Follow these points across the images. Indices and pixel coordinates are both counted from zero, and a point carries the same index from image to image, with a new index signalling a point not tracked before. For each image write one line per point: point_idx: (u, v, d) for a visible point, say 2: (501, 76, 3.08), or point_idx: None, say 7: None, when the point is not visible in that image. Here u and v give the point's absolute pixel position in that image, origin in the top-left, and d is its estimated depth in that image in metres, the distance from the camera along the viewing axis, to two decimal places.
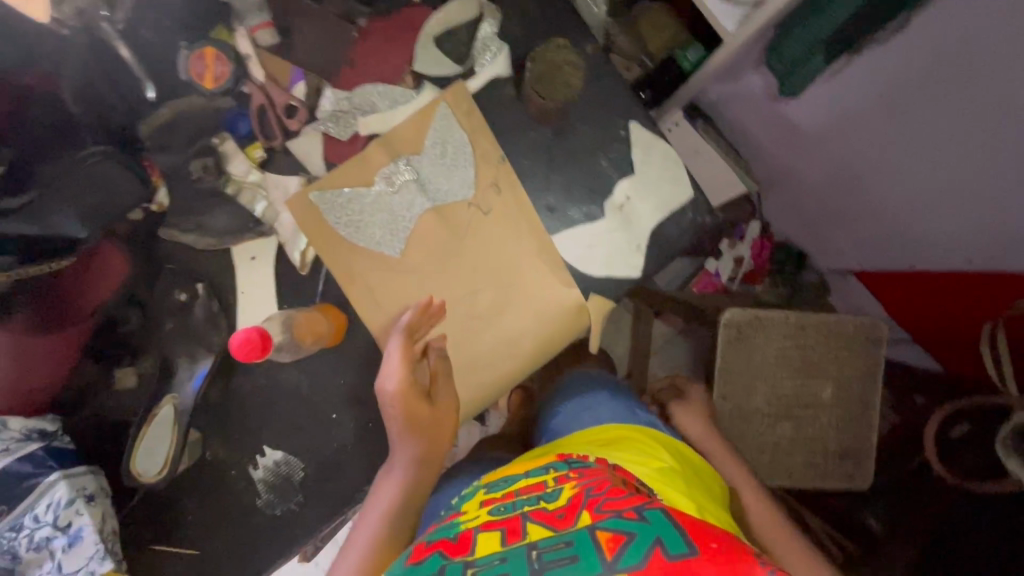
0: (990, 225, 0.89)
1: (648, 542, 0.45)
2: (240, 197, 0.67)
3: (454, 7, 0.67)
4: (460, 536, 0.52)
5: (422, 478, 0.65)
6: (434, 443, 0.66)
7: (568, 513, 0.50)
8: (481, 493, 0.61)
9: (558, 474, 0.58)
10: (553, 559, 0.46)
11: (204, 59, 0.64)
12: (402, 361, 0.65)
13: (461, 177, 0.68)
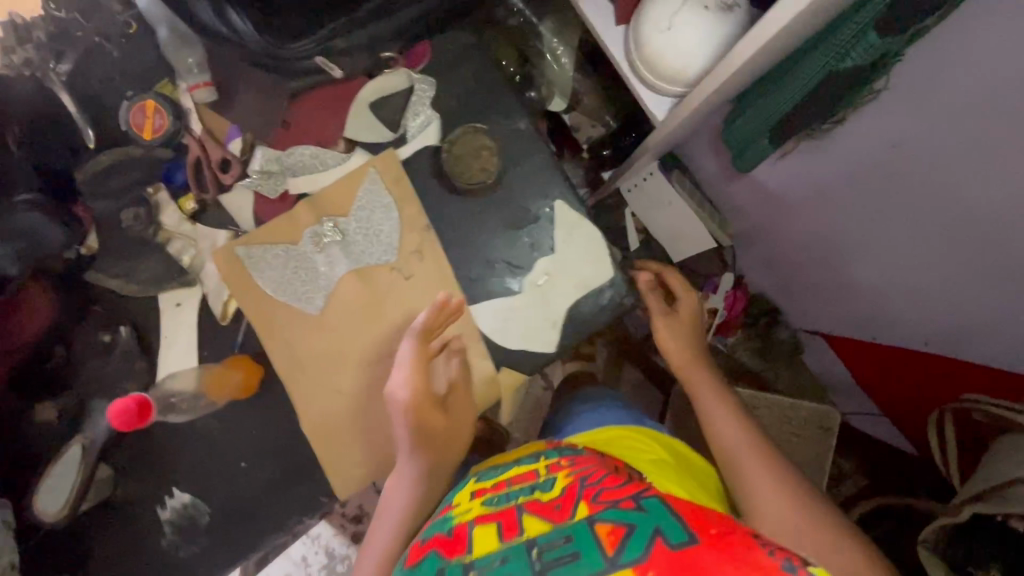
0: (951, 304, 0.88)
1: (648, 532, 0.43)
2: (169, 245, 0.69)
3: (387, 77, 0.69)
4: (458, 533, 0.53)
5: (432, 486, 0.66)
6: (446, 449, 0.67)
7: (564, 506, 0.51)
8: (473, 483, 0.65)
9: (550, 463, 0.61)
10: (554, 558, 0.44)
11: (144, 111, 0.67)
12: (416, 368, 0.66)
13: (384, 241, 0.70)
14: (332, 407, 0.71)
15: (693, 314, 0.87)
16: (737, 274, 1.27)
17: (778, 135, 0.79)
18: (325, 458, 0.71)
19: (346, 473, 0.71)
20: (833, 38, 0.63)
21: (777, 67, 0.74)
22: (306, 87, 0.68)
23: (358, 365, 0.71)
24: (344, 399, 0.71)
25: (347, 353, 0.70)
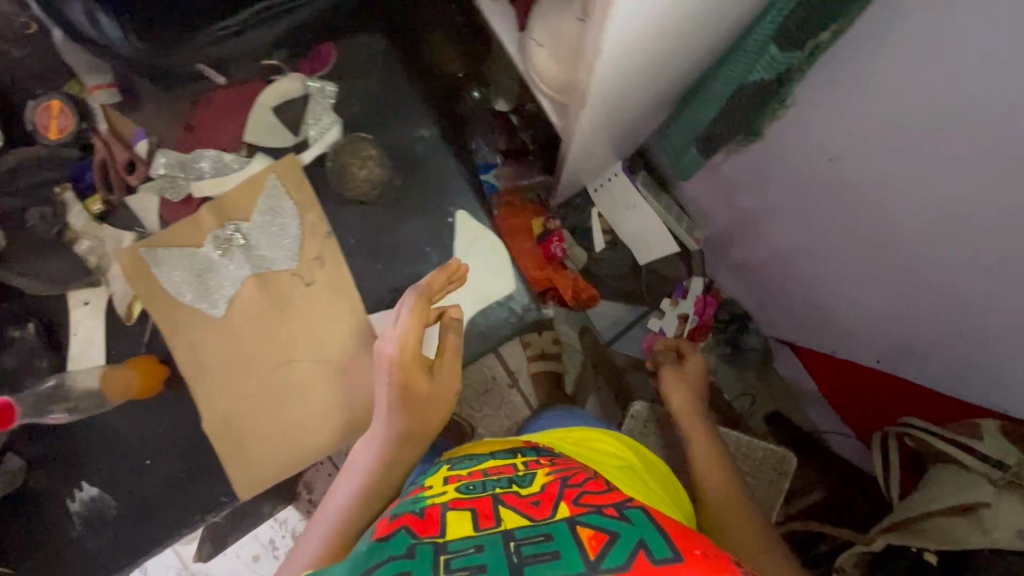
0: (910, 323, 0.83)
1: (632, 544, 0.41)
2: (77, 245, 0.70)
3: (287, 82, 0.69)
4: (426, 513, 0.49)
5: (400, 455, 0.64)
6: (424, 419, 0.64)
7: (542, 503, 0.49)
8: (445, 470, 0.62)
9: (528, 461, 0.60)
10: (533, 554, 0.41)
11: (48, 112, 0.68)
12: (410, 326, 0.61)
13: (286, 246, 0.69)
14: (235, 409, 0.71)
15: (697, 371, 0.96)
16: (708, 280, 1.29)
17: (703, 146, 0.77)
18: (228, 458, 0.72)
19: (249, 474, 0.72)
20: (736, 56, 0.60)
21: (698, 79, 0.72)
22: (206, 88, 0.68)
23: (261, 369, 0.71)
24: (247, 402, 0.71)
25: (251, 357, 0.71)
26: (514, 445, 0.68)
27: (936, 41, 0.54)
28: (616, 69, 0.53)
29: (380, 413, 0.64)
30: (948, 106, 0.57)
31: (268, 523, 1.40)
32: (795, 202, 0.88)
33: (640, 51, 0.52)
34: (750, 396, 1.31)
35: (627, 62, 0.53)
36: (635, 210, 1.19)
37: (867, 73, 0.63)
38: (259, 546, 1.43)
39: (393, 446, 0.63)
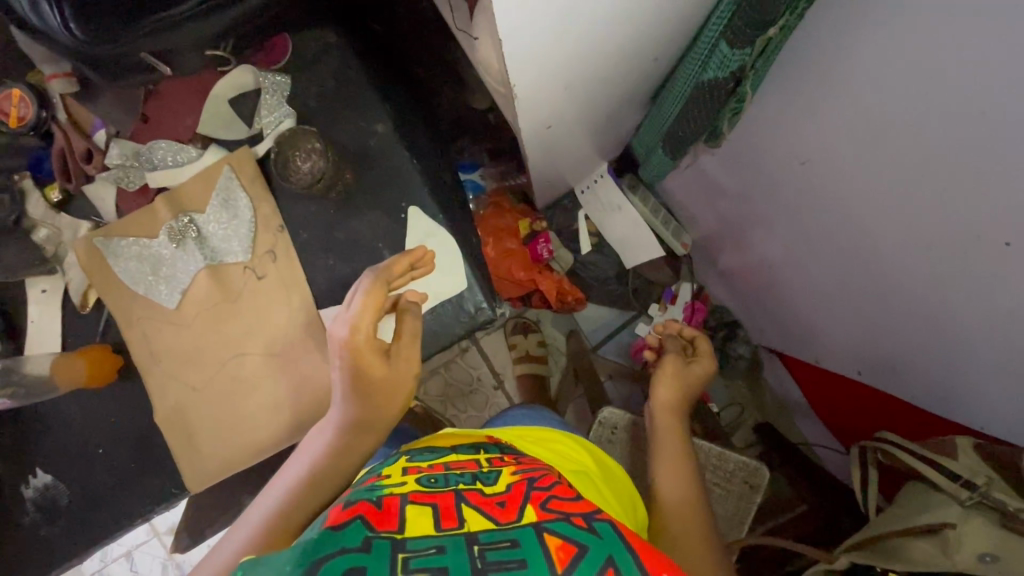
0: (886, 336, 0.81)
1: (600, 561, 0.41)
2: (35, 233, 0.71)
3: (241, 74, 0.69)
4: (384, 504, 0.47)
5: (350, 444, 0.58)
6: (380, 406, 0.58)
7: (508, 506, 0.48)
8: (404, 460, 0.59)
9: (492, 458, 0.60)
10: (501, 561, 0.41)
11: (9, 100, 0.69)
12: (364, 307, 0.57)
13: (240, 238, 0.69)
14: (185, 402, 0.71)
15: (702, 375, 0.84)
16: (697, 286, 1.27)
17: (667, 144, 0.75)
18: (178, 451, 0.72)
19: (199, 468, 0.72)
20: (696, 50, 0.60)
21: (663, 76, 0.71)
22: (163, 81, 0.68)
23: (211, 362, 0.71)
24: (198, 395, 0.71)
25: (202, 349, 0.71)
26: (476, 439, 0.66)
27: (892, 42, 0.52)
28: (557, 63, 0.52)
29: (336, 399, 0.59)
30: (909, 108, 0.55)
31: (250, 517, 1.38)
32: (770, 206, 0.86)
33: (580, 46, 0.51)
34: (737, 407, 1.29)
35: (569, 57, 0.52)
36: (620, 214, 1.14)
37: (829, 74, 0.61)
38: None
39: (342, 436, 0.58)
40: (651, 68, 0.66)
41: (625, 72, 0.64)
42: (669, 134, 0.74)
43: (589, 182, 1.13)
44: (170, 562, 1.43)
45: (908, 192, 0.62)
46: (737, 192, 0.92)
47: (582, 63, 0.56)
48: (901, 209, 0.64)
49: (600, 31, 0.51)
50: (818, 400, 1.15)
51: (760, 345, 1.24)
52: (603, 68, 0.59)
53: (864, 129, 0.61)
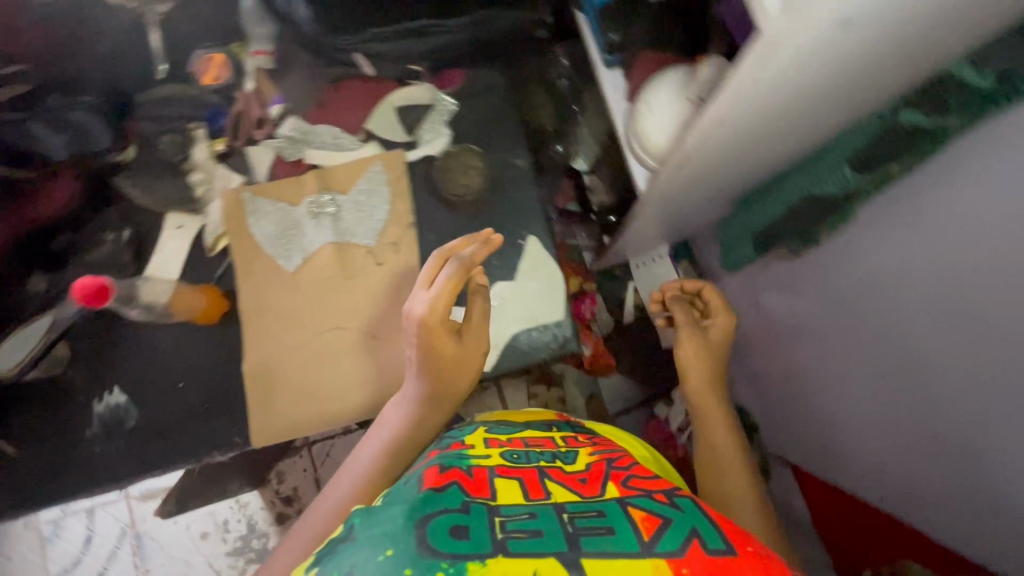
0: None
1: (685, 530, 0.43)
2: (190, 175, 0.78)
3: (417, 89, 0.78)
4: (474, 474, 0.53)
5: (425, 417, 0.65)
6: (452, 383, 0.65)
7: (589, 480, 0.53)
8: (483, 431, 0.66)
9: (566, 438, 0.66)
10: (589, 527, 0.43)
11: (211, 62, 0.79)
12: (442, 292, 0.63)
13: (372, 225, 0.76)
14: (275, 357, 0.76)
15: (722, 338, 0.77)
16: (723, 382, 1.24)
17: (760, 239, 0.84)
18: (254, 402, 0.75)
19: (268, 423, 0.75)
20: (812, 166, 0.69)
21: (766, 184, 0.79)
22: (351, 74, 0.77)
23: (310, 327, 0.76)
24: (288, 354, 0.76)
25: (305, 314, 0.76)
26: (549, 417, 0.75)
27: None
28: (708, 155, 0.60)
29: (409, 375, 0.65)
30: None
31: (230, 501, 1.39)
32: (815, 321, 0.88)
33: (734, 141, 0.59)
34: None
35: (719, 150, 0.60)
36: None
37: None
38: (212, 522, 1.39)
39: (417, 413, 0.64)
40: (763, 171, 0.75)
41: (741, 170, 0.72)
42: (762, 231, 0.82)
43: (649, 260, 1.23)
44: (128, 531, 1.37)
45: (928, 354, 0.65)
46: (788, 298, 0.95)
47: (721, 158, 0.64)
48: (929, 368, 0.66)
49: (748, 137, 0.59)
50: (824, 521, 1.12)
51: (774, 454, 1.24)
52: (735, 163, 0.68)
53: (904, 295, 0.67)
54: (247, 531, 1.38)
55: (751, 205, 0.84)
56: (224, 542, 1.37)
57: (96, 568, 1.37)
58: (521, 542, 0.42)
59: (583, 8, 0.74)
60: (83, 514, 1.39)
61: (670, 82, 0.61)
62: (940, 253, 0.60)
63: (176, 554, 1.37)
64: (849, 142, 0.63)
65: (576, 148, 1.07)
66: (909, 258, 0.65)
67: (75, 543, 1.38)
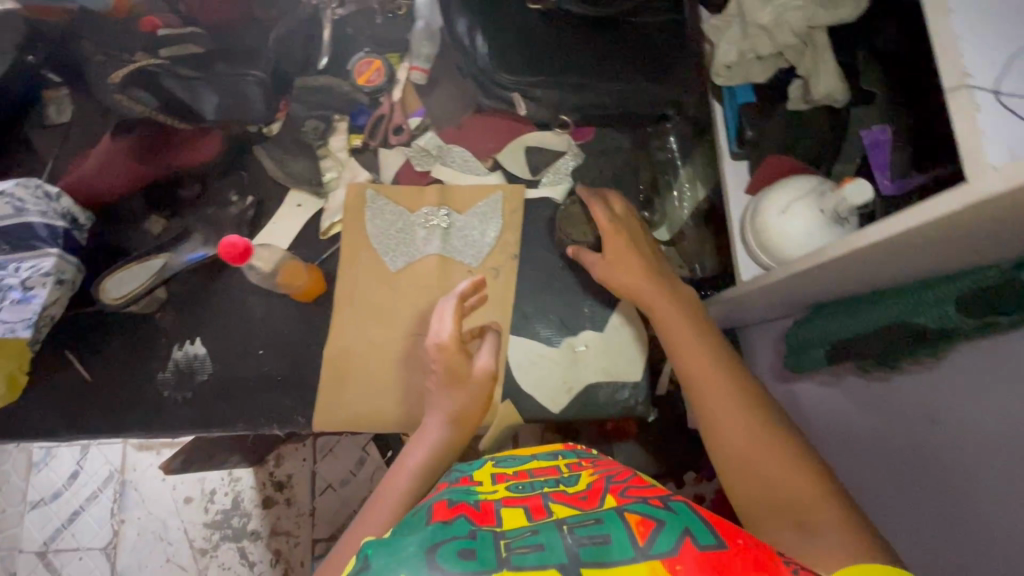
0: None
1: (677, 529, 0.38)
2: (323, 159, 0.83)
3: (554, 136, 0.83)
4: (483, 505, 0.44)
5: (451, 437, 0.65)
6: (470, 403, 0.67)
7: (591, 496, 0.44)
8: (490, 466, 0.55)
9: (571, 463, 0.54)
10: (586, 535, 0.38)
11: (370, 65, 0.83)
12: (454, 318, 0.70)
13: (478, 248, 0.80)
14: (356, 348, 0.78)
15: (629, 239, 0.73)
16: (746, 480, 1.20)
17: (832, 353, 0.78)
18: (327, 386, 0.77)
19: (335, 411, 0.76)
20: (911, 296, 0.65)
21: (850, 298, 0.76)
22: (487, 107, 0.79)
23: (397, 327, 0.78)
24: (369, 347, 0.78)
25: (396, 313, 0.79)
26: (553, 449, 0.62)
27: None
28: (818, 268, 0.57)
29: (429, 407, 0.68)
30: None
31: (222, 473, 1.36)
32: (835, 443, 0.87)
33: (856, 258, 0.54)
34: None
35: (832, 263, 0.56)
36: None
37: None
38: (198, 490, 1.37)
39: (446, 433, 0.65)
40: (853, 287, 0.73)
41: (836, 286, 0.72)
42: (834, 344, 0.77)
43: None
44: (116, 477, 1.36)
45: (955, 503, 0.66)
46: (804, 414, 0.95)
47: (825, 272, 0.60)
48: (955, 518, 0.66)
49: (868, 263, 0.56)
50: None
51: None
52: (822, 281, 0.67)
53: (944, 444, 0.68)
54: (230, 507, 1.35)
55: (828, 312, 0.79)
56: (205, 512, 1.35)
57: (75, 505, 1.36)
58: (524, 559, 0.36)
59: (723, 100, 0.78)
60: (77, 448, 1.38)
61: (786, 191, 0.66)
62: (1010, 419, 0.60)
63: (155, 512, 1.35)
64: (959, 286, 0.59)
65: (661, 217, 0.87)
66: (974, 415, 0.64)
67: (61, 475, 1.37)
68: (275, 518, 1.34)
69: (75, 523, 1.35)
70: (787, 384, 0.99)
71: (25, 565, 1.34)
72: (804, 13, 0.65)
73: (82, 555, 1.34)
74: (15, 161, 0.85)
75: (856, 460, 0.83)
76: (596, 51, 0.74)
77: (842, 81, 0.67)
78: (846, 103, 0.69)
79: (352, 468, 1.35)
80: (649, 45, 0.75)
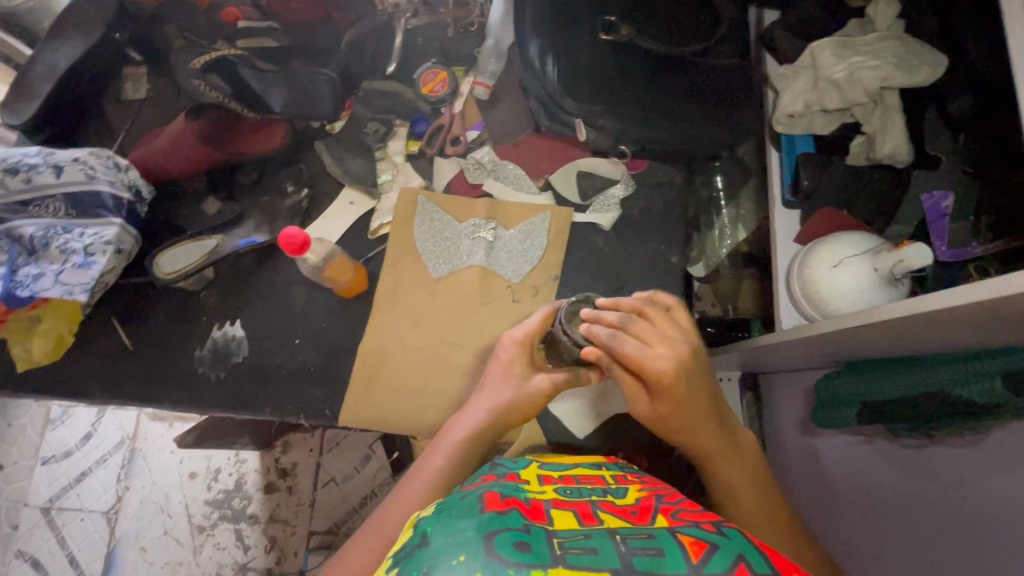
0: None
1: (733, 554, 0.35)
2: (379, 161, 0.86)
3: (608, 164, 0.84)
4: (531, 502, 0.42)
5: (486, 430, 0.63)
6: (515, 406, 0.64)
7: (641, 513, 0.42)
8: (535, 467, 0.54)
9: (616, 476, 0.53)
10: (639, 547, 0.35)
11: (435, 76, 0.86)
12: (538, 320, 0.66)
13: (521, 264, 0.81)
14: (390, 350, 0.79)
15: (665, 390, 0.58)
16: None
17: (861, 411, 0.75)
18: (356, 383, 0.78)
19: (361, 407, 0.77)
20: (952, 363, 0.63)
21: (885, 359, 0.74)
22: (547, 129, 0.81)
23: (432, 333, 0.79)
24: (403, 351, 0.79)
25: (433, 320, 0.80)
26: (596, 460, 0.60)
27: None
28: (879, 324, 0.55)
29: (477, 392, 0.66)
30: None
31: (230, 453, 1.37)
32: (852, 505, 0.85)
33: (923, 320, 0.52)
34: None
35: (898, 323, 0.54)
36: None
37: None
38: (204, 466, 1.38)
39: (485, 421, 0.63)
40: (891, 350, 0.72)
41: (875, 347, 0.70)
42: (864, 403, 0.75)
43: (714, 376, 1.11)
44: (127, 443, 1.38)
45: None
46: (823, 471, 0.93)
47: (883, 329, 0.58)
48: None
49: (935, 325, 0.54)
50: None
51: None
52: (867, 339, 0.65)
53: (971, 521, 0.66)
54: (233, 488, 1.36)
55: (861, 370, 0.77)
56: (208, 489, 1.36)
57: (84, 466, 1.38)
58: (579, 559, 0.34)
59: (781, 149, 0.78)
60: (94, 410, 1.41)
61: (844, 242, 0.66)
62: None
63: (160, 483, 1.37)
64: (1002, 361, 0.58)
65: (699, 252, 0.88)
66: (1007, 496, 0.62)
67: (74, 435, 1.40)
68: (275, 504, 1.35)
69: (81, 484, 1.37)
70: (808, 437, 0.97)
71: (28, 518, 1.36)
72: (880, 71, 0.66)
73: (83, 516, 1.36)
74: (88, 130, 0.89)
75: (871, 524, 0.81)
76: (662, 86, 0.76)
77: (908, 143, 0.67)
78: (908, 165, 0.69)
79: (356, 465, 1.35)
80: (714, 86, 0.77)
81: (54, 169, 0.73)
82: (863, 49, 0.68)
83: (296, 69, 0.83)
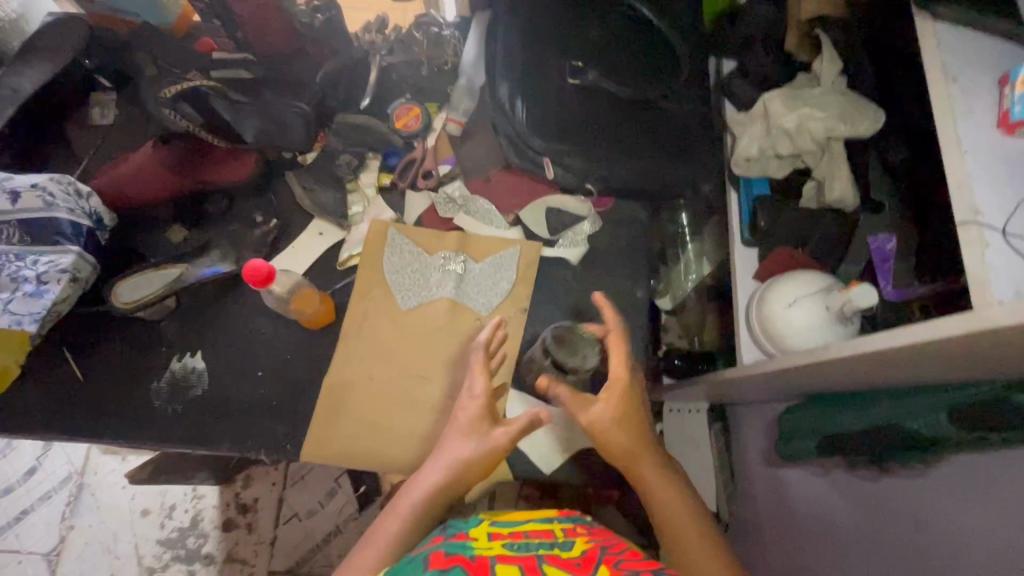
0: None
1: None
2: (350, 193, 0.86)
3: (576, 201, 0.86)
4: (476, 560, 0.42)
5: (447, 490, 0.61)
6: (476, 462, 0.62)
7: (585, 564, 0.42)
8: (486, 523, 0.53)
9: (566, 527, 0.53)
10: None
11: (409, 111, 0.88)
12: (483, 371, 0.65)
13: (490, 298, 0.81)
14: (355, 383, 0.78)
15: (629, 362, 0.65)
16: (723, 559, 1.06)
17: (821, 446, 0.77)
18: (319, 418, 0.76)
19: (325, 444, 0.75)
20: (903, 399, 0.65)
21: (841, 393, 0.76)
22: (514, 165, 0.83)
23: (399, 365, 0.79)
24: (369, 384, 0.78)
25: (400, 352, 0.79)
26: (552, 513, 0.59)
27: None
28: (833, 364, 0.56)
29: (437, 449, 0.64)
30: None
31: (186, 488, 1.31)
32: (817, 538, 0.86)
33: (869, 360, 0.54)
34: None
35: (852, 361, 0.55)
36: (697, 453, 1.07)
37: None
38: (158, 503, 1.31)
39: (446, 484, 0.61)
40: (845, 385, 0.74)
41: (832, 381, 0.72)
42: (827, 437, 0.76)
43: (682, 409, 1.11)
44: (75, 478, 1.31)
45: None
46: (789, 503, 0.93)
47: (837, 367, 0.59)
48: None
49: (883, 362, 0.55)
50: None
51: None
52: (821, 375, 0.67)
53: (927, 553, 0.67)
54: (188, 526, 1.29)
55: (818, 404, 0.79)
56: (161, 528, 1.29)
57: (25, 504, 1.30)
58: None
59: (739, 189, 0.82)
60: (40, 443, 1.34)
61: (798, 284, 0.69)
62: (998, 539, 0.59)
63: (108, 521, 1.29)
64: (948, 396, 0.60)
65: (666, 286, 0.92)
66: (961, 528, 0.64)
67: (17, 469, 1.32)
68: (233, 543, 1.29)
69: (21, 523, 1.29)
70: (773, 469, 0.98)
71: None
72: (825, 122, 0.71)
73: (21, 559, 1.27)
74: (51, 155, 0.87)
75: (835, 557, 0.81)
76: (629, 129, 0.79)
77: (855, 188, 0.71)
78: (855, 208, 0.73)
79: (321, 499, 1.30)
80: (677, 129, 0.81)
81: (11, 196, 0.72)
82: (811, 101, 0.72)
83: (269, 101, 0.83)
